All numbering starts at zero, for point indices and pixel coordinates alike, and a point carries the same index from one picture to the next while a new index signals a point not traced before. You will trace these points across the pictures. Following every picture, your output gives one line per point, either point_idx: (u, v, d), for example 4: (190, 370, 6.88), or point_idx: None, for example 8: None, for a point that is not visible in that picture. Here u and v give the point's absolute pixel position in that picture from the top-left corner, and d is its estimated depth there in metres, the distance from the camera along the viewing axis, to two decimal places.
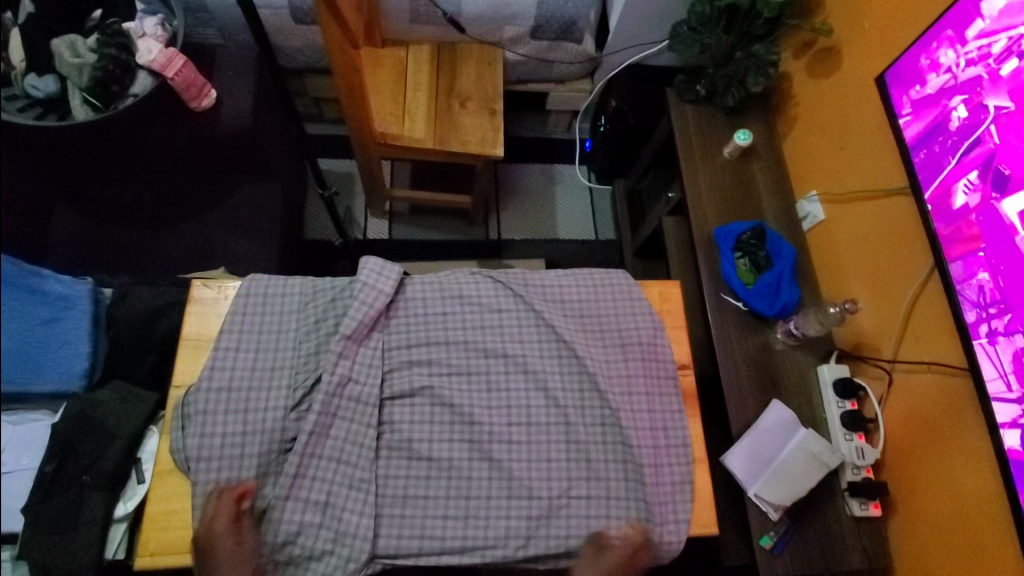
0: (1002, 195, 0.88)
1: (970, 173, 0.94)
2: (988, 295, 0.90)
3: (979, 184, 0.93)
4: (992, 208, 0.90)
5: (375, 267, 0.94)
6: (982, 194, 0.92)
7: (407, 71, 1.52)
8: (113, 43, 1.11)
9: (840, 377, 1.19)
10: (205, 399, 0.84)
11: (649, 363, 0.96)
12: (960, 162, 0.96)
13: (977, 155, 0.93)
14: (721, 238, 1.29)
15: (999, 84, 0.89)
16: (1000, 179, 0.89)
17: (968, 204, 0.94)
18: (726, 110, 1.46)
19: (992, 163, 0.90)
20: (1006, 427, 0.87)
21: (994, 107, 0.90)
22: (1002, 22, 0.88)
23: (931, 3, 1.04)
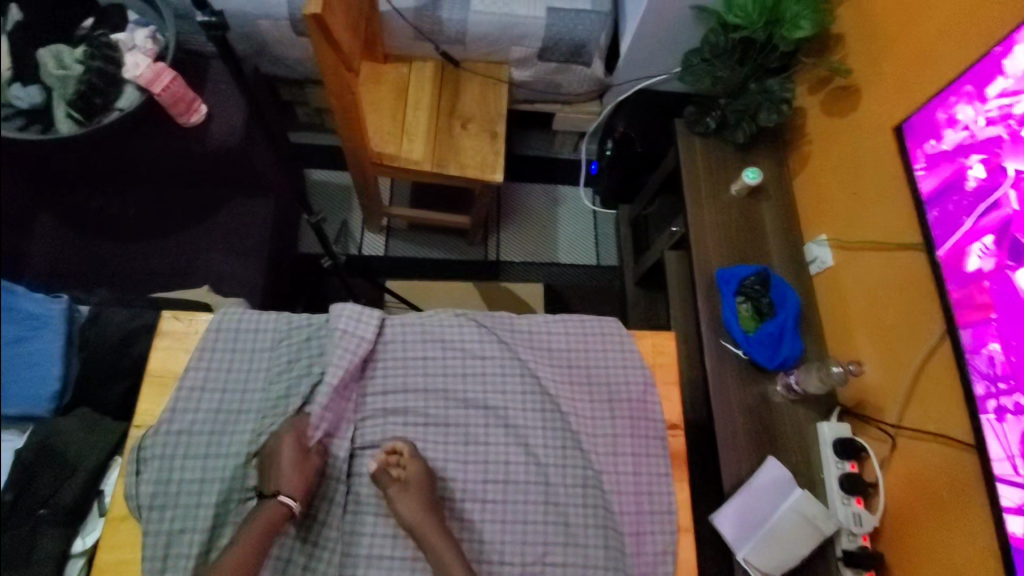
0: (1017, 265, 0.82)
1: (985, 238, 0.88)
2: (999, 369, 0.84)
3: (994, 249, 0.86)
4: (1008, 276, 0.84)
5: (354, 312, 0.89)
6: (998, 261, 0.86)
7: (408, 89, 1.48)
8: (100, 55, 1.10)
9: (841, 437, 1.14)
10: (163, 443, 0.80)
11: (637, 423, 0.91)
12: (976, 225, 0.90)
13: (994, 218, 0.87)
14: (724, 281, 1.24)
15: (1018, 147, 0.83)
16: (1017, 247, 0.82)
17: (982, 269, 0.88)
18: (736, 144, 1.40)
19: (1009, 229, 0.84)
20: (1011, 512, 0.82)
21: (1013, 169, 0.84)
22: None
23: (955, 51, 0.98)
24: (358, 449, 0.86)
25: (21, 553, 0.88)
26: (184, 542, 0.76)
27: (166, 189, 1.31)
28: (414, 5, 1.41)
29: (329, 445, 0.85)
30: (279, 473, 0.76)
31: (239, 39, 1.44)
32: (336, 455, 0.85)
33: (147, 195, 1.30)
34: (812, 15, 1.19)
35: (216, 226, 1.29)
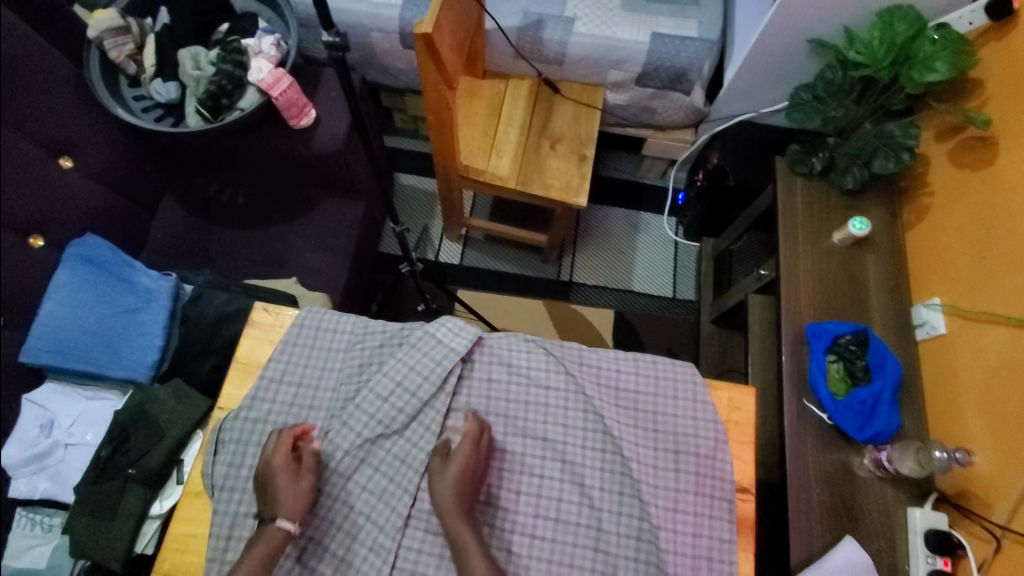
0: None
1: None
2: None
3: None
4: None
5: (455, 326, 0.92)
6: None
7: (502, 105, 1.49)
8: (230, 60, 1.16)
9: (934, 528, 1.02)
10: (242, 427, 0.84)
11: (703, 482, 0.86)
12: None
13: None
14: (814, 335, 1.14)
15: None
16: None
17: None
18: (844, 189, 1.29)
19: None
20: None
21: None
22: None
23: None
24: (430, 462, 0.86)
25: (111, 506, 0.97)
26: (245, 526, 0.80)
27: (269, 183, 1.40)
28: (517, 26, 1.44)
29: (401, 454, 0.85)
30: (278, 502, 0.76)
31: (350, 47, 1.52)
32: (407, 464, 0.85)
33: (252, 186, 1.39)
34: (949, 57, 1.08)
35: (310, 222, 1.37)
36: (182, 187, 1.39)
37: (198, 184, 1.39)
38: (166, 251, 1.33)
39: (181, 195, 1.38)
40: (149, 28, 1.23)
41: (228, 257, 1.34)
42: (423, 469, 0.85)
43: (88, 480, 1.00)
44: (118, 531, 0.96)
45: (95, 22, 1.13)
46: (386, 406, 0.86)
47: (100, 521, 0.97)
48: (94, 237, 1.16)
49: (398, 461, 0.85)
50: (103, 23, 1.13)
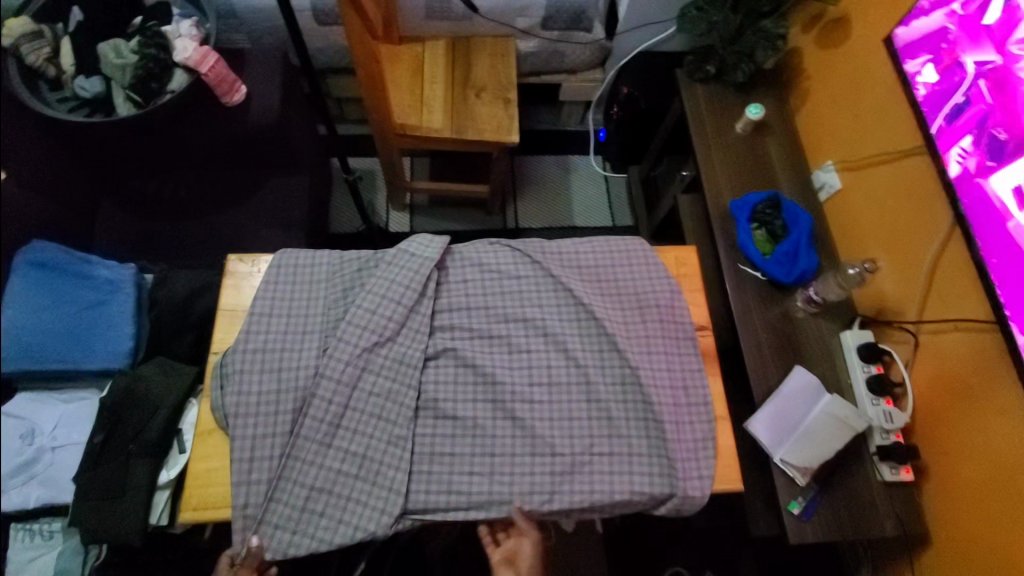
0: (997, 164, 0.88)
1: (965, 139, 0.94)
2: (988, 246, 0.91)
3: (973, 148, 0.93)
4: (988, 176, 0.90)
5: (424, 240, 1.01)
6: (980, 159, 0.92)
7: (423, 66, 1.58)
8: (152, 43, 1.19)
9: (864, 343, 1.18)
10: (242, 359, 0.88)
11: (667, 326, 0.99)
12: (954, 127, 0.96)
13: (972, 114, 0.93)
14: (737, 208, 1.30)
15: (984, 40, 0.90)
16: (996, 145, 0.88)
17: (965, 170, 0.95)
18: (737, 86, 1.47)
19: (988, 125, 0.90)
20: None
21: (975, 66, 0.92)
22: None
23: None
24: (428, 359, 0.95)
25: (118, 483, 0.97)
26: (265, 445, 0.85)
27: (208, 171, 1.41)
28: None
29: (399, 356, 0.92)
30: None
31: None
32: (407, 365, 0.92)
33: (192, 178, 1.40)
34: None
35: (259, 201, 1.41)
36: (116, 190, 1.37)
37: (134, 184, 1.38)
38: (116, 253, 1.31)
39: (120, 197, 1.36)
40: (62, 29, 1.21)
41: (179, 248, 1.33)
42: (422, 366, 0.93)
43: (87, 470, 0.99)
44: (128, 507, 0.96)
45: (8, 28, 1.12)
46: (377, 316, 0.92)
47: (107, 502, 0.96)
48: (40, 241, 1.13)
49: (397, 362, 0.92)
50: (17, 29, 1.12)
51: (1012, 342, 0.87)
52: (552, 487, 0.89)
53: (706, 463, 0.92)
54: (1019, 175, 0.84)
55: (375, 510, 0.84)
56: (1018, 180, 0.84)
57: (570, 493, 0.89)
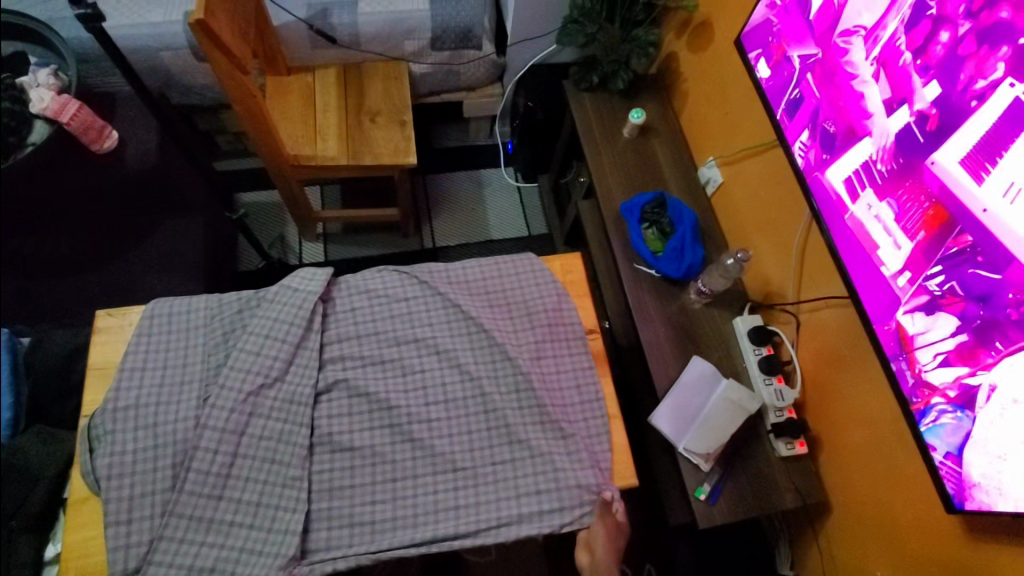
0: (831, 156, 0.97)
1: (804, 134, 1.03)
2: (832, 232, 0.99)
3: (811, 142, 1.02)
4: (825, 168, 0.99)
5: (305, 273, 0.99)
6: (817, 152, 1.01)
7: (314, 95, 1.57)
8: (6, 95, 1.02)
9: (753, 327, 1.24)
10: (113, 418, 0.86)
11: (556, 329, 1.02)
12: (794, 121, 1.05)
13: (806, 109, 1.02)
14: (628, 211, 1.35)
15: (806, 41, 0.99)
16: (828, 138, 0.97)
17: (807, 163, 1.03)
18: (620, 93, 1.54)
19: (819, 120, 0.99)
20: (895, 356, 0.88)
21: (803, 59, 1.01)
22: None
23: None
24: (320, 393, 0.93)
25: None
26: (145, 504, 0.82)
27: None
28: (306, 15, 1.54)
29: (287, 396, 0.91)
30: None
31: (143, 73, 1.51)
32: (296, 402, 0.91)
33: None
34: None
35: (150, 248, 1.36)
36: None
37: None
38: None
39: None
40: None
41: None
42: (313, 401, 0.92)
43: None
44: None
45: None
46: (261, 357, 0.90)
47: None
48: None
49: (286, 400, 0.90)
50: None
51: (862, 320, 0.94)
52: (457, 503, 0.89)
53: (602, 458, 0.95)
54: (847, 168, 0.94)
55: (273, 556, 0.82)
56: (848, 171, 0.94)
57: (475, 506, 0.89)
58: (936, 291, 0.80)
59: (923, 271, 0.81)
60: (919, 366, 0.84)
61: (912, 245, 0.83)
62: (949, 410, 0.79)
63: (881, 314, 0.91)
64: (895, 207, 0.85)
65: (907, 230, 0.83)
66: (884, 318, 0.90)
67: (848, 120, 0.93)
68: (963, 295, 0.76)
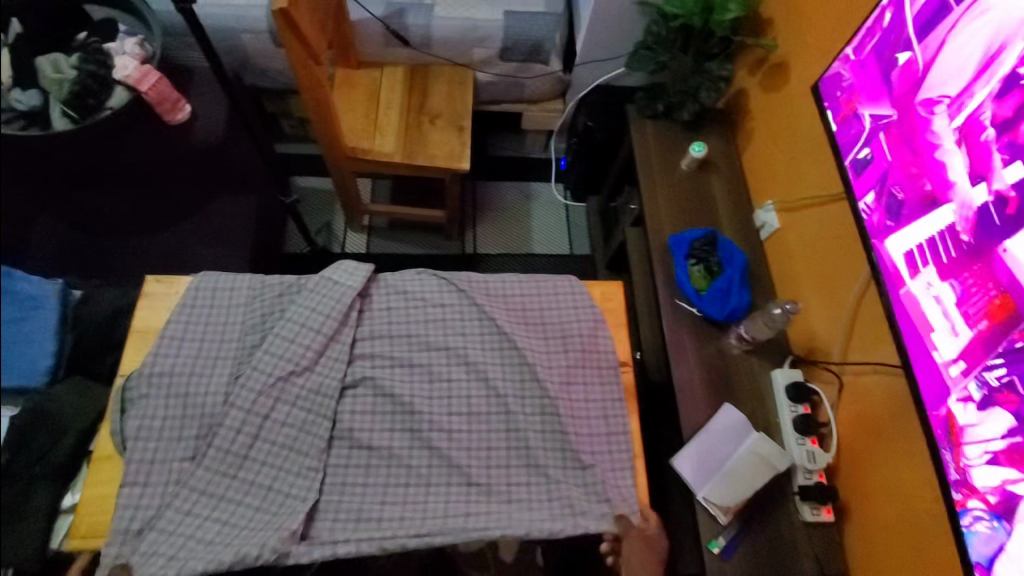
0: (896, 222, 0.93)
1: (870, 195, 0.99)
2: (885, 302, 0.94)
3: (876, 205, 0.98)
4: (887, 235, 0.95)
5: (348, 266, 1.00)
6: (881, 216, 0.96)
7: (380, 91, 1.60)
8: (92, 59, 1.19)
9: (792, 382, 1.18)
10: (146, 384, 0.88)
11: (589, 357, 0.99)
12: (861, 180, 1.01)
13: (875, 170, 0.98)
14: (676, 244, 1.32)
15: (881, 100, 0.96)
16: (895, 204, 0.93)
17: (870, 225, 0.99)
18: (684, 124, 1.51)
19: (888, 183, 0.95)
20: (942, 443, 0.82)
21: (878, 118, 0.97)
22: (884, 52, 0.95)
23: (845, 28, 1.11)
24: (345, 388, 0.93)
25: None
26: (163, 472, 0.84)
27: None
28: (382, 14, 1.56)
29: (314, 386, 0.91)
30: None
31: (223, 52, 1.58)
32: (322, 394, 0.91)
33: None
34: None
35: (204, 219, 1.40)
36: None
37: None
38: None
39: None
40: None
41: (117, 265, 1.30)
42: (338, 395, 0.92)
43: None
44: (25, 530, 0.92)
45: None
46: (294, 344, 0.91)
47: None
48: None
49: (312, 391, 0.91)
50: None
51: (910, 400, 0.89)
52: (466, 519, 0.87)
53: (622, 496, 0.90)
54: (910, 240, 0.89)
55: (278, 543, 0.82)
56: (911, 244, 0.89)
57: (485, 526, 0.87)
58: (993, 386, 0.74)
59: (980, 362, 0.76)
60: (964, 460, 0.79)
61: (971, 333, 0.78)
62: (984, 518, 0.75)
63: (928, 399, 0.85)
64: (958, 290, 0.80)
65: (968, 316, 0.78)
66: (932, 404, 0.84)
67: (917, 189, 0.88)
68: (1021, 394, 0.70)
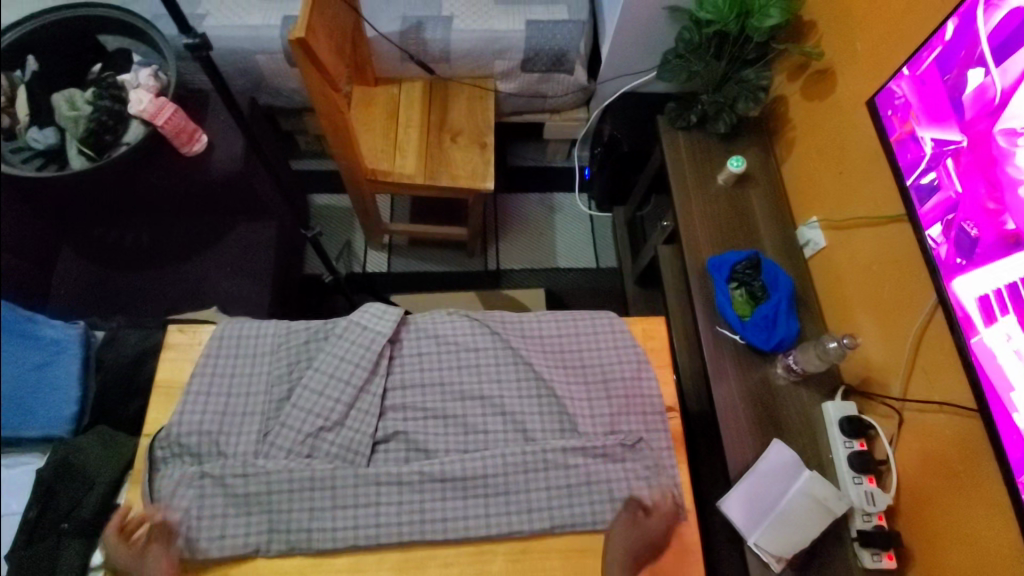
0: (967, 261, 0.85)
1: (935, 227, 0.92)
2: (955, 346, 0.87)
3: (944, 239, 0.90)
4: (957, 274, 0.87)
5: (377, 310, 0.95)
6: (951, 252, 0.89)
7: (399, 108, 1.54)
8: (108, 95, 1.17)
9: (847, 416, 1.11)
10: (175, 443, 0.84)
11: (633, 403, 0.93)
12: (926, 209, 0.94)
13: (942, 200, 0.90)
14: (715, 268, 1.25)
15: (949, 124, 0.88)
16: (966, 241, 0.85)
17: (936, 260, 0.91)
18: (719, 135, 1.43)
19: (958, 217, 0.87)
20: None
21: (947, 144, 0.89)
22: (955, 71, 0.86)
23: (904, 37, 1.02)
24: (377, 442, 0.89)
25: (46, 566, 0.91)
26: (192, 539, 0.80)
27: (176, 218, 1.36)
28: (399, 29, 1.50)
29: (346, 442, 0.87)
30: None
31: (237, 74, 1.53)
32: (353, 450, 0.87)
33: (160, 227, 1.34)
34: (781, 3, 1.22)
35: (224, 248, 1.37)
36: (78, 238, 1.31)
37: (95, 233, 1.31)
38: (75, 306, 1.25)
39: (77, 241, 1.30)
40: (20, 77, 1.14)
41: (140, 301, 1.28)
42: (370, 451, 0.88)
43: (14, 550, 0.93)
44: None
45: None
46: (323, 399, 0.88)
47: None
48: None
49: (344, 447, 0.87)
50: None
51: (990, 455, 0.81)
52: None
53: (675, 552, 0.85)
54: (983, 283, 0.82)
55: None
56: (985, 288, 0.82)
57: None
58: None
59: None
60: None
61: None
62: None
63: (1008, 461, 0.78)
64: None
65: None
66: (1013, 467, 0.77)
67: (995, 227, 0.81)
68: None
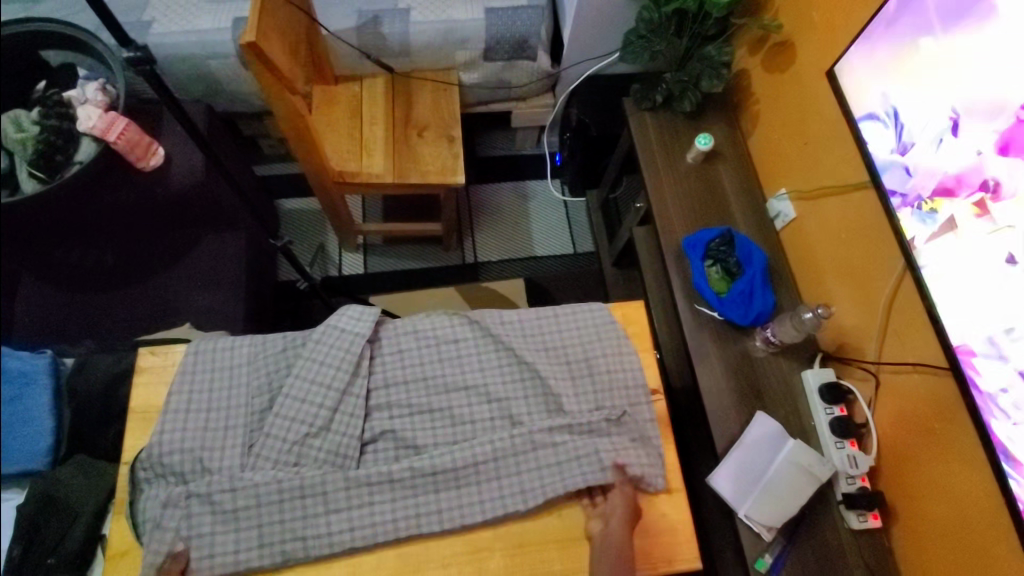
0: (926, 229, 0.88)
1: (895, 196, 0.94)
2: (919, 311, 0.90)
3: (903, 208, 0.92)
4: (918, 242, 0.90)
5: (353, 313, 0.93)
6: (910, 220, 0.91)
7: (361, 106, 1.51)
8: (53, 112, 0.96)
9: (825, 382, 1.13)
10: (158, 465, 0.83)
11: (617, 382, 0.94)
12: (885, 178, 0.96)
13: (900, 170, 0.92)
14: (690, 247, 1.25)
15: (903, 94, 0.90)
16: (924, 209, 0.88)
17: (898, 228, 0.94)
18: (685, 114, 1.43)
19: (915, 186, 0.90)
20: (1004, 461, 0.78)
21: (901, 114, 0.91)
22: (906, 41, 0.87)
23: (858, 5, 1.03)
24: (365, 443, 0.89)
25: None
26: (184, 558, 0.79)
27: (139, 236, 1.32)
28: (355, 25, 1.47)
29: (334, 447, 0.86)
30: None
31: (190, 81, 1.48)
32: (341, 454, 0.86)
33: None
34: None
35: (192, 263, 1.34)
36: None
37: None
38: None
39: None
40: None
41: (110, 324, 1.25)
42: (359, 452, 0.87)
43: None
44: None
45: None
46: (306, 405, 0.87)
47: None
48: None
49: (331, 451, 0.86)
50: None
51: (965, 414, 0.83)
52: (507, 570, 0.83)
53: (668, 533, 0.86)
54: (943, 250, 0.84)
55: None
56: (944, 255, 0.84)
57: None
58: None
59: None
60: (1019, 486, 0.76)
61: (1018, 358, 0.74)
62: None
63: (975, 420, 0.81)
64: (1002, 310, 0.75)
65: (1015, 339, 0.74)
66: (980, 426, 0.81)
67: (950, 196, 0.83)
68: None
